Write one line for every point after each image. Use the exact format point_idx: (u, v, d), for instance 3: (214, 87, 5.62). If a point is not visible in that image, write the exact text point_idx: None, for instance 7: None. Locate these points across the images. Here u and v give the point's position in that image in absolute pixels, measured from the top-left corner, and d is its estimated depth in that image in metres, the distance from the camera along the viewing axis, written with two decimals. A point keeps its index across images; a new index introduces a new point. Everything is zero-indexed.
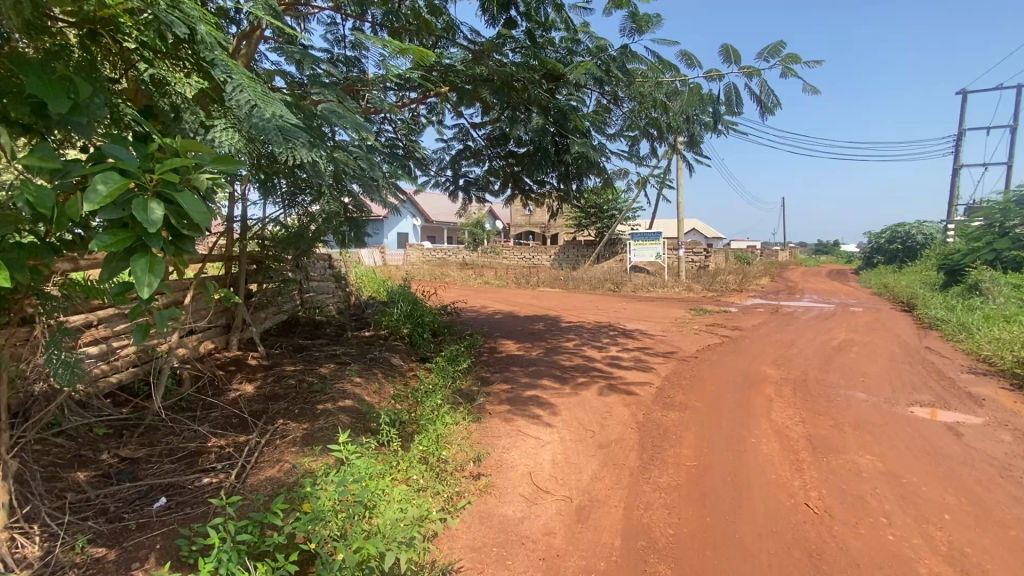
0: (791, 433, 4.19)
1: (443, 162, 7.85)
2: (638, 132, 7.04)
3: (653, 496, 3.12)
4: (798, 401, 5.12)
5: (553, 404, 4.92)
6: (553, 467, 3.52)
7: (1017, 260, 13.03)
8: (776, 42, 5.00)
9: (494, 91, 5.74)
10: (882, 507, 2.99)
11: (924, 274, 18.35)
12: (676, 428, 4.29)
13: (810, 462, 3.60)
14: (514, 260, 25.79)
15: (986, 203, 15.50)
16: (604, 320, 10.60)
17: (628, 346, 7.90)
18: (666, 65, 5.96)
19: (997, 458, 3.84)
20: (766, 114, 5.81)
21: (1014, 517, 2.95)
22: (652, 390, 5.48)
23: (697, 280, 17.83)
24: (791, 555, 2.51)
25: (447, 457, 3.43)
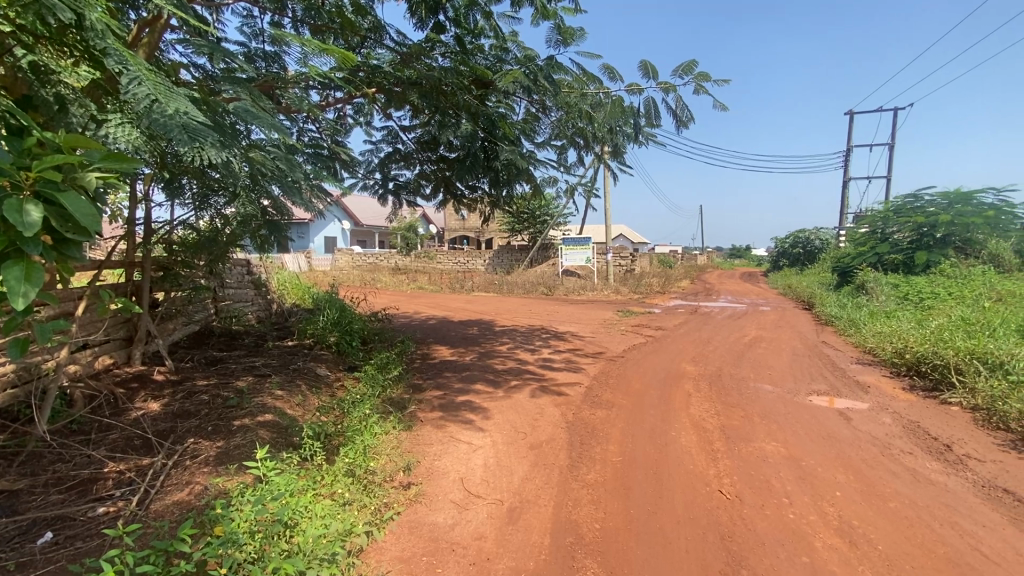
0: (707, 425, 4.49)
1: (372, 164, 7.67)
2: (566, 141, 7.28)
3: (582, 492, 3.21)
4: (714, 395, 5.48)
5: (486, 408, 4.94)
6: (485, 471, 3.53)
7: (895, 263, 14.69)
8: (689, 60, 5.36)
9: (423, 94, 5.68)
10: (785, 488, 3.27)
11: (820, 276, 20.29)
12: (604, 426, 4.45)
13: (723, 452, 3.87)
14: (447, 264, 25.60)
15: (871, 211, 17.39)
16: (537, 324, 10.79)
17: (560, 348, 8.08)
18: (590, 77, 6.22)
19: (879, 438, 4.32)
20: (681, 127, 6.19)
21: (893, 490, 3.33)
22: (581, 390, 5.64)
23: (624, 283, 18.61)
24: (706, 540, 2.67)
25: (375, 468, 3.34)
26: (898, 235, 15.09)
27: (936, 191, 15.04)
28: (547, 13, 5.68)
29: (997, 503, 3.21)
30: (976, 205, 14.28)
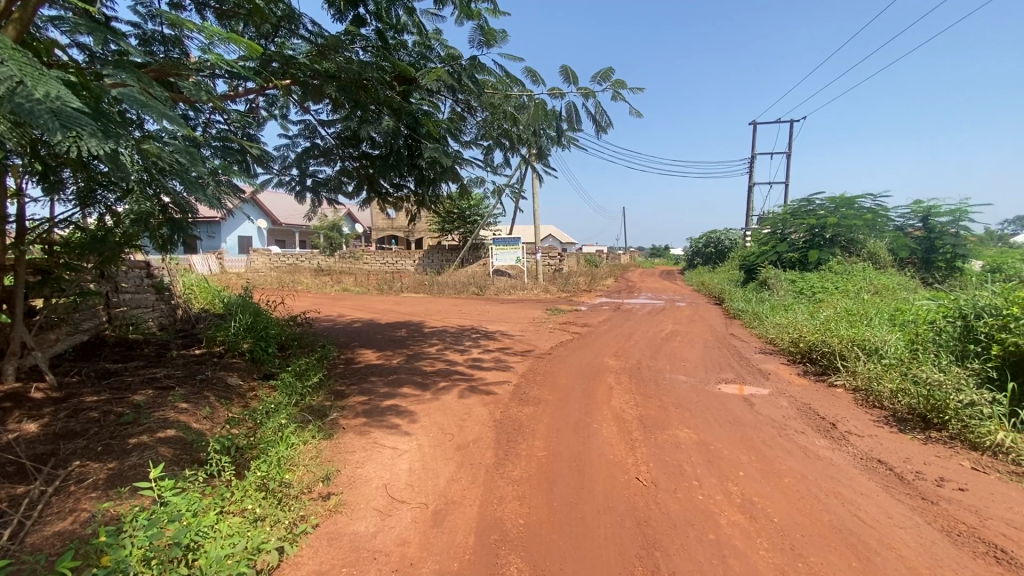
0: (627, 416, 4.71)
1: (288, 160, 7.28)
2: (492, 141, 7.33)
3: (507, 489, 3.25)
4: (634, 387, 5.76)
5: (412, 411, 4.86)
6: (410, 475, 3.47)
7: (792, 261, 16.20)
8: (607, 68, 5.58)
9: (341, 88, 5.47)
10: (695, 472, 3.50)
11: (730, 273, 21.91)
12: (530, 422, 4.53)
13: (641, 440, 4.08)
14: (374, 265, 24.84)
15: (772, 213, 19.01)
16: (467, 324, 10.75)
17: (489, 348, 8.11)
18: (513, 79, 6.30)
19: (777, 420, 4.75)
20: (601, 132, 6.44)
21: (788, 467, 3.68)
22: (509, 388, 5.71)
23: (553, 282, 19.05)
24: (624, 526, 2.80)
25: (291, 480, 3.18)
26: (795, 236, 16.64)
27: (825, 196, 16.70)
28: (471, 13, 5.68)
29: (872, 472, 3.64)
30: (857, 209, 16.01)
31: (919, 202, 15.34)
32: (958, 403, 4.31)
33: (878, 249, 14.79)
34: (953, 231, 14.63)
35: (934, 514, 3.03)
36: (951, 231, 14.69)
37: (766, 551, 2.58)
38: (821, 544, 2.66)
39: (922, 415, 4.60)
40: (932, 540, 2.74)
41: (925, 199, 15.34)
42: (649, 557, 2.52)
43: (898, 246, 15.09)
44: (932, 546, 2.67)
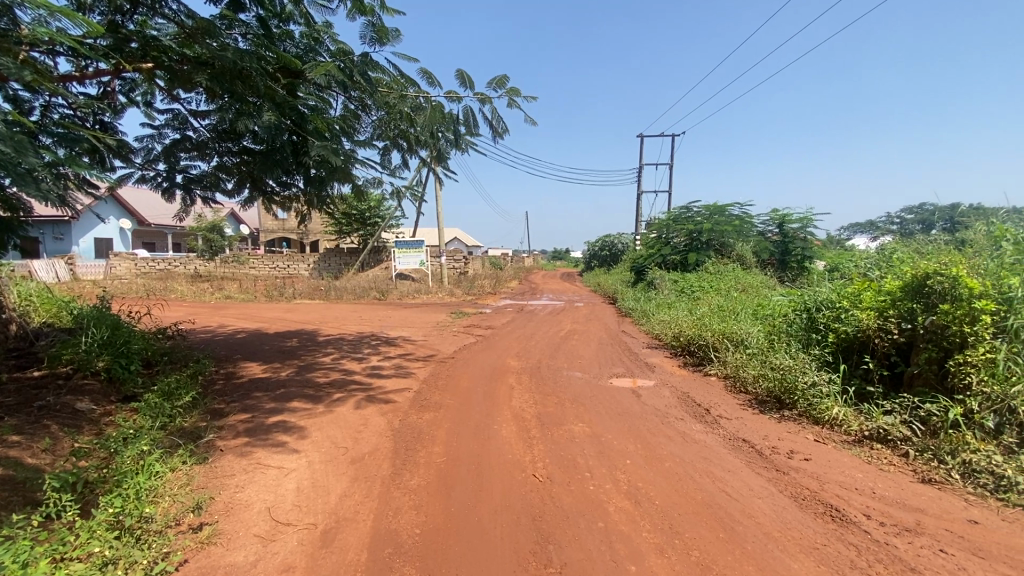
0: (526, 415, 4.83)
1: (153, 152, 6.49)
2: (388, 142, 7.12)
3: (404, 499, 3.17)
4: (532, 386, 5.92)
5: (302, 426, 4.56)
6: (298, 495, 3.25)
7: (675, 262, 17.71)
8: (501, 76, 5.69)
9: (215, 77, 4.99)
10: (587, 464, 3.69)
11: (623, 274, 23.38)
12: (429, 428, 4.47)
13: (538, 438, 4.20)
14: (263, 270, 23.00)
15: (658, 219, 20.56)
16: (366, 330, 10.33)
17: (389, 355, 7.86)
18: (408, 80, 6.19)
19: (660, 409, 5.15)
20: (498, 138, 6.55)
21: (669, 451, 4.01)
22: (409, 395, 5.59)
23: (457, 285, 19.00)
24: (519, 523, 2.86)
25: (153, 513, 2.83)
26: (677, 240, 18.18)
27: (701, 203, 18.42)
28: (363, 8, 5.48)
29: (737, 451, 4.08)
30: (727, 216, 17.84)
31: (776, 211, 17.43)
32: (804, 384, 4.96)
33: (745, 251, 16.60)
34: (803, 236, 16.82)
35: (785, 483, 3.47)
36: (801, 236, 16.90)
37: (648, 532, 2.78)
38: (696, 520, 2.92)
39: (777, 397, 5.25)
40: (783, 506, 3.14)
41: (780, 208, 17.47)
42: (543, 552, 2.59)
43: (760, 249, 17.04)
44: (783, 511, 3.06)
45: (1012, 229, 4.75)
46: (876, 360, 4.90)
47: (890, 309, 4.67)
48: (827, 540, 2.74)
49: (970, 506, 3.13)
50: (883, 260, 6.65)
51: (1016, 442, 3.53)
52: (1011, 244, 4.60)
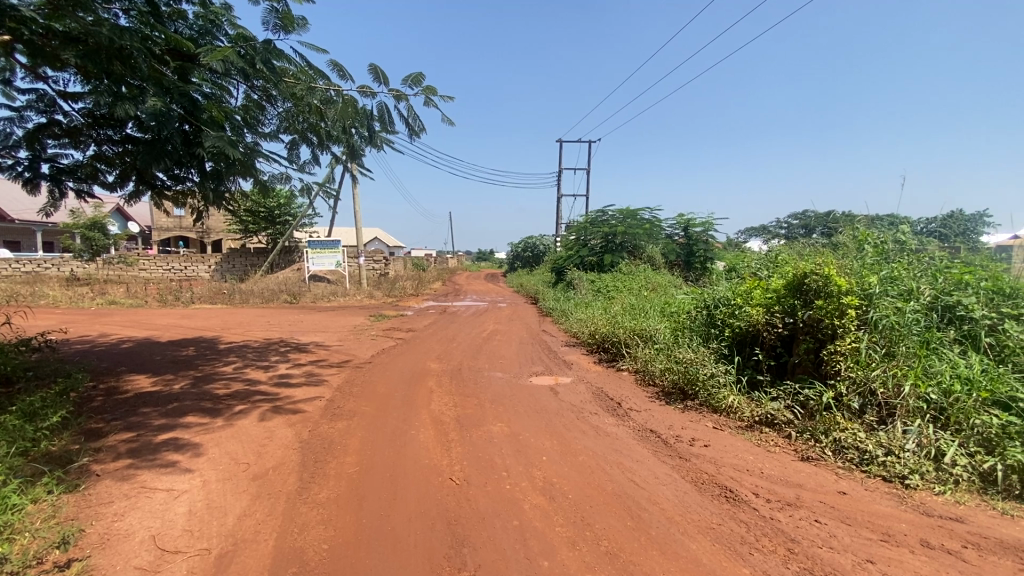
0: (444, 418, 4.77)
1: (11, 137, 5.64)
2: (296, 136, 6.72)
3: (311, 514, 3.00)
4: (452, 388, 5.86)
5: (197, 443, 4.17)
6: (190, 519, 2.97)
7: (593, 263, 18.41)
8: (417, 73, 5.58)
9: (88, 55, 4.44)
10: (504, 463, 3.71)
11: (544, 275, 23.91)
12: (342, 438, 4.28)
13: (456, 440, 4.17)
14: (156, 272, 20.85)
15: (576, 221, 21.23)
16: (275, 336, 9.68)
17: (300, 362, 7.41)
18: (317, 71, 5.88)
19: (576, 405, 5.32)
20: (414, 136, 6.42)
21: (583, 445, 4.15)
22: (320, 404, 5.31)
23: (376, 287, 18.39)
24: (433, 529, 2.81)
25: (6, 553, 2.44)
26: (594, 242, 18.92)
27: (616, 207, 19.30)
28: None
29: (646, 441, 4.30)
30: (640, 219, 18.84)
31: (682, 216, 18.65)
32: (704, 375, 5.35)
33: (655, 253, 17.60)
34: (705, 239, 18.15)
35: (687, 469, 3.72)
36: (704, 238, 18.23)
37: (561, 527, 2.84)
38: (606, 511, 3.04)
39: (681, 388, 5.62)
40: (685, 491, 3.36)
41: (686, 213, 18.71)
42: (457, 555, 2.57)
43: (668, 251, 18.15)
44: (684, 496, 3.27)
45: (872, 234, 5.43)
46: (765, 351, 5.38)
47: (775, 306, 5.18)
48: (721, 520, 2.97)
49: (839, 479, 3.53)
50: (771, 260, 7.33)
51: (876, 419, 4.00)
52: (872, 247, 5.25)
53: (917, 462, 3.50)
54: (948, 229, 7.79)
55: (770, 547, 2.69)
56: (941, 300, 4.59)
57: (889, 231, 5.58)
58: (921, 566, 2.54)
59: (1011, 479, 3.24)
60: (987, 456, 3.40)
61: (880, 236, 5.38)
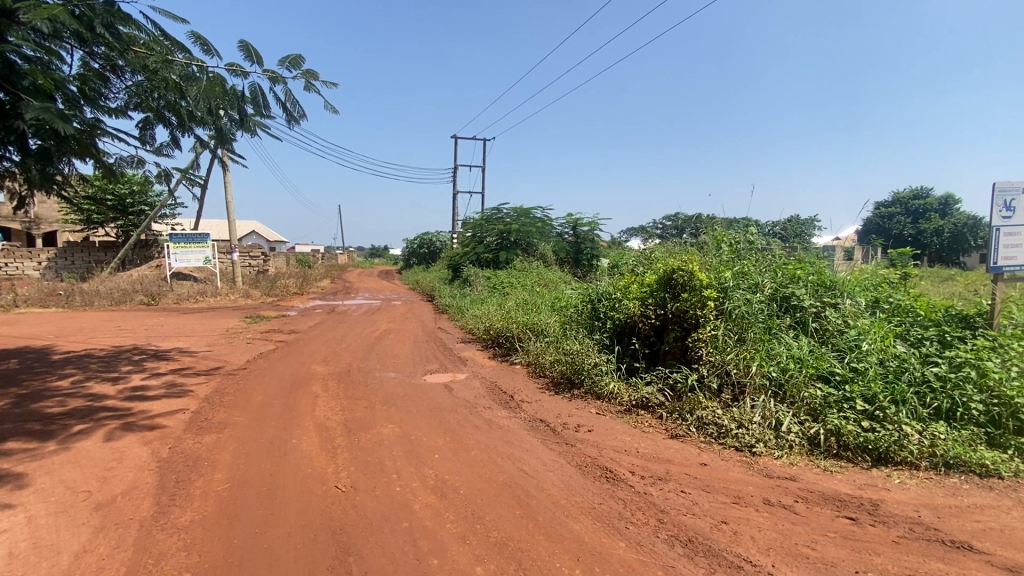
0: (330, 423, 4.52)
1: None
2: (150, 114, 5.91)
3: (171, 541, 2.68)
4: (339, 392, 5.58)
5: (20, 473, 3.51)
6: (9, 563, 2.49)
7: (488, 260, 18.60)
8: (295, 55, 5.20)
9: None
10: (394, 465, 3.62)
11: (440, 272, 23.64)
12: (210, 453, 3.87)
13: (343, 446, 3.97)
14: None
15: (472, 218, 21.31)
16: (127, 343, 8.45)
17: (159, 372, 6.54)
18: (175, 43, 5.22)
19: (469, 401, 5.35)
20: (294, 123, 5.98)
21: (474, 440, 4.19)
22: (184, 417, 4.74)
23: (254, 287, 16.84)
24: (316, 541, 2.66)
25: None
26: (489, 239, 19.12)
27: (510, 205, 19.69)
28: None
29: (535, 431, 4.47)
30: (532, 217, 19.42)
31: (571, 215, 19.55)
32: (589, 364, 5.69)
33: (547, 250, 18.25)
34: (592, 237, 19.21)
35: (573, 454, 3.93)
36: (592, 237, 19.30)
37: (451, 523, 2.85)
38: (495, 502, 3.11)
39: (568, 378, 5.92)
40: (570, 475, 3.54)
41: (575, 213, 19.65)
42: (341, 566, 2.45)
43: (559, 248, 18.92)
44: (569, 480, 3.45)
45: (728, 235, 6.15)
46: (641, 340, 5.85)
47: (649, 299, 5.66)
48: (602, 499, 3.18)
49: (701, 451, 3.97)
50: (647, 257, 7.98)
51: (730, 397, 4.55)
52: (728, 246, 5.96)
53: (762, 432, 4.04)
54: (788, 231, 9.08)
55: (644, 519, 2.94)
56: (779, 292, 5.33)
57: (741, 231, 6.35)
58: (763, 521, 2.95)
59: (830, 441, 3.87)
60: (813, 423, 4.03)
61: (734, 236, 6.12)
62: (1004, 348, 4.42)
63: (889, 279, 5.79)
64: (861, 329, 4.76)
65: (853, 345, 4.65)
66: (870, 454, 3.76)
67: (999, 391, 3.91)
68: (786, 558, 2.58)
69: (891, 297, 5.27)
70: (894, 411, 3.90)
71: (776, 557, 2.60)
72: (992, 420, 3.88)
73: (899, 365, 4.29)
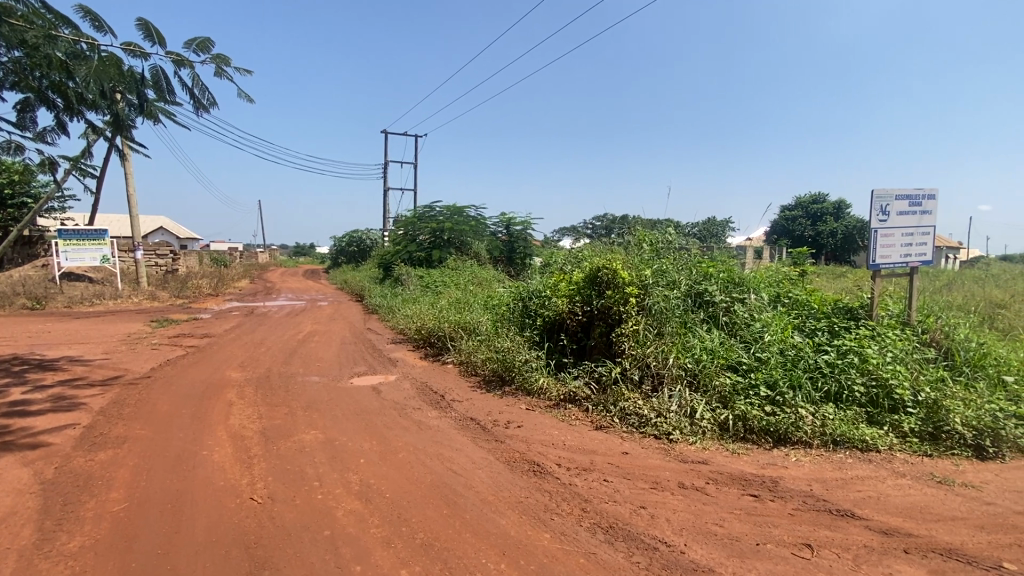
0: (246, 432, 4.26)
1: None
2: (29, 95, 5.27)
3: (56, 571, 2.41)
4: (258, 399, 5.27)
5: None
6: None
7: (420, 258, 18.28)
8: (204, 39, 4.84)
9: None
10: (317, 472, 3.48)
11: (370, 271, 22.94)
12: (106, 470, 3.52)
13: (260, 455, 3.76)
14: None
15: (403, 217, 20.85)
16: (4, 353, 7.46)
17: (45, 384, 5.85)
18: (60, 17, 4.69)
19: (398, 403, 5.25)
20: (203, 111, 5.57)
21: (402, 442, 4.11)
22: (75, 433, 4.28)
23: (162, 288, 15.46)
24: (227, 557, 2.50)
25: None
26: (421, 237, 18.79)
27: (442, 204, 19.46)
28: None
29: (465, 430, 4.47)
30: (465, 216, 19.32)
31: (505, 215, 19.65)
32: (520, 361, 5.78)
33: (480, 250, 18.23)
34: (525, 237, 19.43)
35: (502, 450, 3.97)
36: (524, 236, 19.50)
37: (376, 528, 2.79)
38: (422, 503, 3.08)
39: (500, 375, 5.97)
40: (498, 471, 3.58)
41: (508, 213, 19.77)
42: None
43: (492, 247, 19.00)
44: (497, 476, 3.48)
45: (649, 235, 6.46)
46: (569, 336, 6.02)
47: (576, 296, 5.83)
48: (529, 492, 3.25)
49: (624, 441, 4.16)
50: (576, 256, 8.21)
51: (651, 387, 4.80)
52: (648, 245, 6.27)
53: (678, 420, 4.29)
54: (705, 232, 9.68)
55: (569, 510, 3.03)
56: (695, 289, 5.68)
57: (661, 232, 6.69)
58: (678, 503, 3.14)
59: (737, 425, 4.19)
60: (723, 409, 4.34)
61: (655, 236, 6.45)
62: (881, 336, 4.99)
63: (789, 275, 6.35)
64: (765, 322, 5.19)
65: (758, 337, 5.06)
66: (771, 436, 4.11)
67: (877, 374, 4.42)
68: (697, 537, 2.77)
69: (790, 293, 5.79)
70: (791, 396, 4.29)
71: (689, 536, 2.78)
72: (871, 400, 4.38)
73: (796, 354, 4.73)
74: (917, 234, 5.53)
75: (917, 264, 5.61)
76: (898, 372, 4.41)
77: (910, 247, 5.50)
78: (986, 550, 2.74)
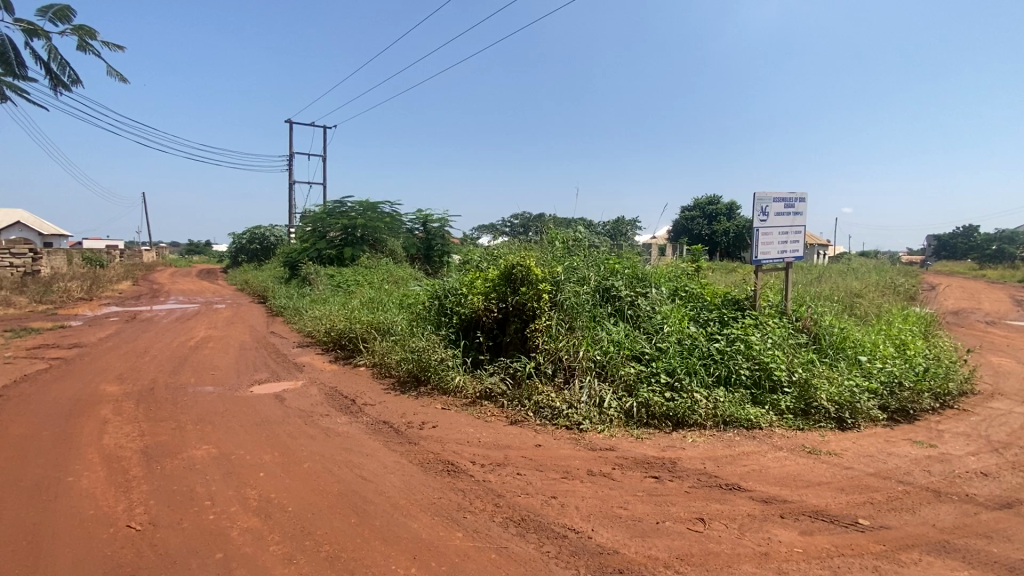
0: (123, 452, 3.80)
1: None
2: None
3: None
4: (138, 414, 4.72)
5: None
6: None
7: (330, 257, 17.40)
8: (63, 7, 4.24)
9: None
10: (209, 491, 3.19)
11: (275, 270, 21.44)
12: None
13: (140, 477, 3.37)
14: None
15: (311, 213, 19.73)
16: None
17: None
18: None
19: (304, 410, 4.96)
20: (63, 89, 4.88)
21: (307, 451, 3.89)
22: None
23: (17, 292, 13.34)
24: None
25: None
26: (332, 234, 17.90)
27: (355, 200, 18.68)
28: None
29: (377, 434, 4.33)
30: (379, 212, 18.71)
31: (421, 211, 19.29)
32: (435, 360, 5.70)
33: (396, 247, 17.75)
34: (442, 234, 19.18)
35: (415, 452, 3.90)
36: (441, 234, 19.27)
37: (276, 545, 2.62)
38: (329, 513, 2.94)
39: (415, 375, 5.85)
40: (411, 474, 3.51)
41: (424, 210, 19.42)
42: None
43: (409, 245, 18.53)
44: (410, 479, 3.42)
45: (561, 233, 6.67)
46: (485, 333, 6.04)
47: (492, 293, 5.87)
48: (442, 493, 3.22)
49: (537, 434, 4.26)
50: (492, 254, 8.25)
51: (563, 380, 4.95)
52: (560, 243, 6.47)
53: (588, 410, 4.48)
54: (614, 231, 10.17)
55: (483, 507, 3.05)
56: (603, 284, 5.95)
57: (573, 230, 6.93)
58: (586, 490, 3.27)
59: (641, 411, 4.46)
60: (628, 397, 4.59)
61: (566, 234, 6.66)
62: (763, 325, 5.55)
63: (687, 270, 6.85)
64: (665, 314, 5.56)
65: (659, 328, 5.42)
66: (671, 420, 4.42)
67: (759, 358, 4.91)
68: (604, 521, 2.91)
69: (687, 286, 6.24)
70: (688, 381, 4.65)
71: (596, 521, 2.91)
72: (755, 382, 4.85)
73: (692, 342, 5.12)
74: (791, 233, 6.21)
75: (792, 260, 6.30)
76: (776, 356, 4.93)
77: (785, 245, 6.16)
78: (845, 509, 3.15)
